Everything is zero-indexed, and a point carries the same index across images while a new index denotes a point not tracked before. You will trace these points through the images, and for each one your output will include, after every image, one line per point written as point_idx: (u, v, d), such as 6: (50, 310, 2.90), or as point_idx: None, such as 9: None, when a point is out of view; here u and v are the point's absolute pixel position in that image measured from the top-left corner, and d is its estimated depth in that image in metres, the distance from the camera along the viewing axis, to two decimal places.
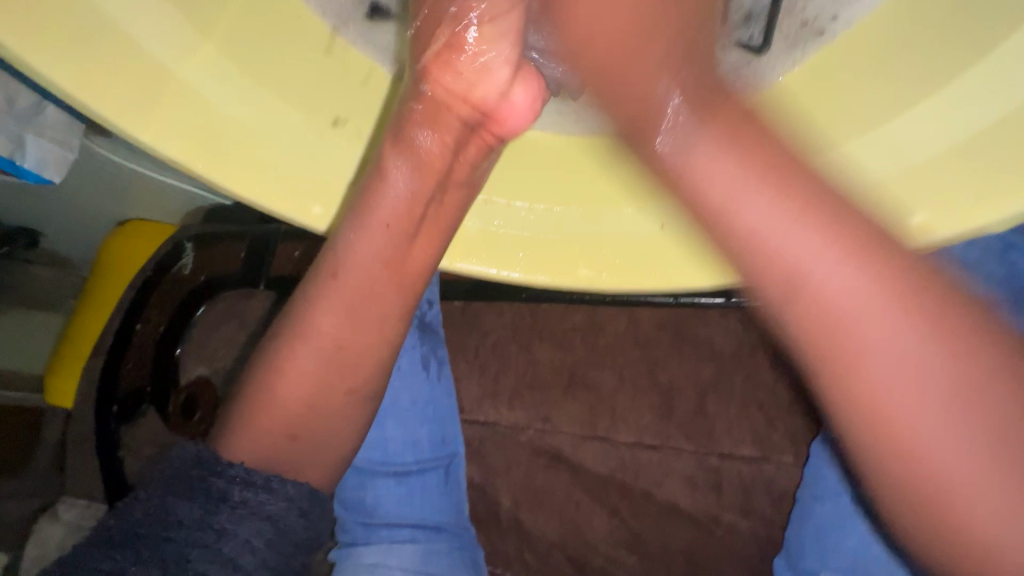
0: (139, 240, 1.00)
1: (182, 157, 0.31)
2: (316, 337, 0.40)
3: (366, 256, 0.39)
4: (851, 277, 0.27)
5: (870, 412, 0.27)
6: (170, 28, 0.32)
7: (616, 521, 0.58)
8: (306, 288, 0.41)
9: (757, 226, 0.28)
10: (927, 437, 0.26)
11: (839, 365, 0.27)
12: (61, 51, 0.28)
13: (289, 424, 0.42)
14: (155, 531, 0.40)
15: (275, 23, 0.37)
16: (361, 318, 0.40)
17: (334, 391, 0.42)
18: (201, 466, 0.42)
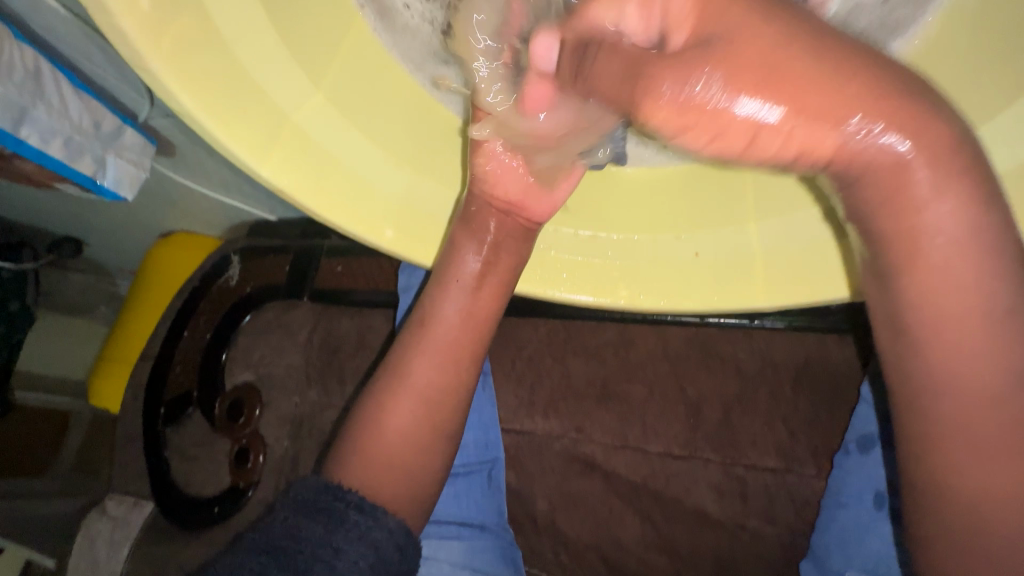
0: (185, 251, 1.05)
1: (297, 192, 0.37)
2: (415, 383, 0.50)
3: (450, 315, 0.51)
4: (959, 219, 0.29)
5: (936, 369, 0.32)
6: (291, 79, 0.36)
7: (647, 525, 0.62)
8: (402, 343, 0.52)
9: (928, 203, 0.29)
10: (965, 394, 0.32)
11: (922, 322, 0.31)
12: (216, 103, 0.32)
13: (393, 455, 0.50)
14: (290, 545, 0.45)
15: (366, 69, 0.41)
16: (448, 364, 0.51)
17: (423, 431, 0.50)
18: (329, 491, 0.48)
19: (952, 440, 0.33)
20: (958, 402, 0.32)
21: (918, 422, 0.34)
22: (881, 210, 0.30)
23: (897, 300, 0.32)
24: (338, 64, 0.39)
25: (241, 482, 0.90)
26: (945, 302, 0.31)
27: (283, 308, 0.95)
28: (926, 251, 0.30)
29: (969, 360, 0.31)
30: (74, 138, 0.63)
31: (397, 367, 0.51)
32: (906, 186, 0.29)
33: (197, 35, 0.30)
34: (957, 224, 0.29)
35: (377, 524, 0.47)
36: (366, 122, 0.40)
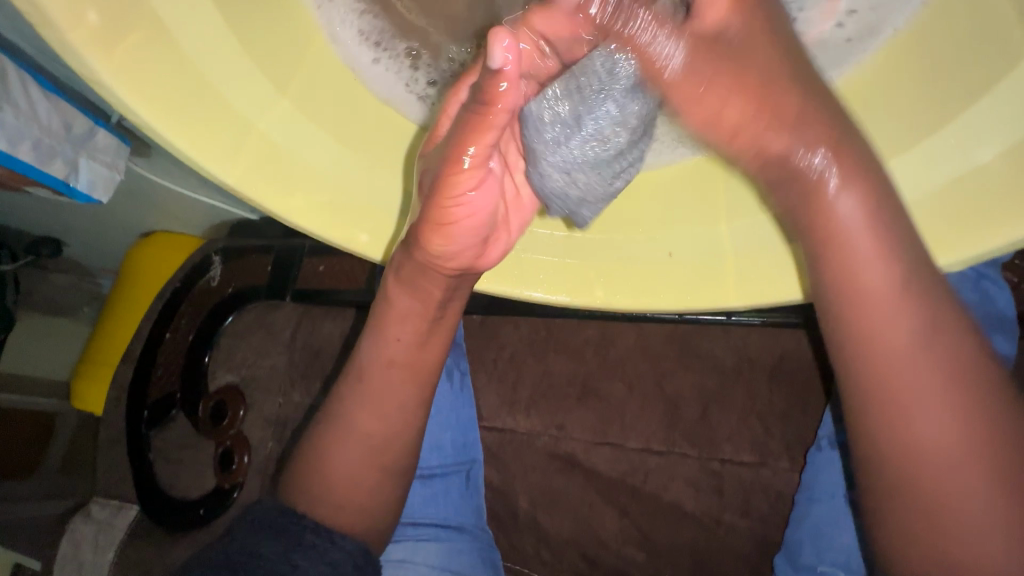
0: (166, 251, 1.04)
1: (266, 200, 0.37)
2: (354, 431, 0.51)
3: (389, 361, 0.50)
4: (917, 341, 0.41)
5: (908, 449, 0.41)
6: (255, 87, 0.35)
7: (626, 520, 0.63)
8: (343, 389, 0.52)
9: (900, 322, 0.41)
10: (940, 469, 0.40)
11: (884, 406, 0.41)
12: (175, 110, 0.31)
13: (341, 496, 0.50)
14: (248, 558, 0.47)
15: (336, 77, 0.41)
16: (386, 409, 0.51)
17: (370, 471, 0.51)
18: (286, 515, 0.49)
19: (918, 464, 0.41)
20: (915, 431, 0.41)
21: (880, 444, 0.42)
22: (860, 321, 0.42)
23: (853, 351, 0.42)
24: (304, 70, 0.39)
25: (227, 484, 0.90)
26: (887, 347, 0.41)
27: (265, 309, 0.95)
28: (862, 304, 0.41)
29: (910, 393, 0.41)
30: (44, 140, 0.61)
31: (340, 417, 0.51)
32: (863, 291, 0.41)
33: (152, 44, 0.30)
34: (889, 286, 0.41)
35: (333, 546, 0.49)
36: (334, 125, 0.40)
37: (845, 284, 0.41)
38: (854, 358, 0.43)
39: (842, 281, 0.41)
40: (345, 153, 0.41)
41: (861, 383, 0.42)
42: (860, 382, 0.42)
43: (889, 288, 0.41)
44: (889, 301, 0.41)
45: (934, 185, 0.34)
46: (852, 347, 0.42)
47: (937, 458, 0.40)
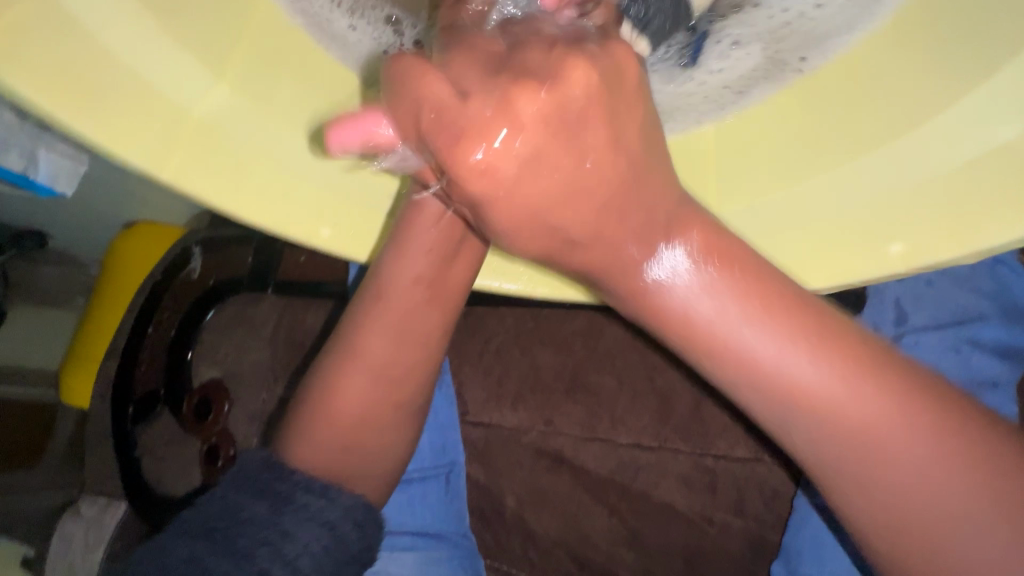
0: (147, 241, 1.00)
1: (207, 195, 0.33)
2: (369, 358, 0.42)
3: (404, 281, 0.40)
4: (817, 371, 0.30)
5: (889, 514, 0.30)
6: (185, 73, 0.32)
7: (615, 519, 0.61)
8: (354, 309, 0.43)
9: (813, 373, 0.30)
10: (961, 542, 0.28)
11: (862, 459, 0.30)
12: (81, 99, 0.28)
13: (344, 437, 0.44)
14: (228, 524, 0.42)
15: (284, 54, 0.37)
16: (411, 336, 0.42)
17: (383, 409, 0.44)
18: (272, 470, 0.44)
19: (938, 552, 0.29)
20: (908, 514, 0.29)
21: (880, 535, 0.30)
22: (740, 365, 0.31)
23: (802, 428, 0.31)
24: (245, 47, 0.35)
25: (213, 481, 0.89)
26: (858, 444, 0.30)
27: (250, 301, 0.94)
28: (769, 391, 0.31)
29: (907, 478, 0.29)
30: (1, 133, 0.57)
31: (351, 340, 0.43)
32: (720, 337, 0.31)
33: (48, 24, 0.27)
34: (778, 350, 0.31)
35: (331, 505, 0.43)
36: (284, 109, 0.36)
37: (764, 377, 0.31)
38: (745, 391, 0.32)
39: (768, 398, 0.31)
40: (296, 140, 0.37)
41: (822, 458, 0.31)
42: (818, 465, 0.31)
43: (830, 371, 0.30)
44: (823, 394, 0.30)
45: (896, 182, 0.32)
46: (788, 442, 0.32)
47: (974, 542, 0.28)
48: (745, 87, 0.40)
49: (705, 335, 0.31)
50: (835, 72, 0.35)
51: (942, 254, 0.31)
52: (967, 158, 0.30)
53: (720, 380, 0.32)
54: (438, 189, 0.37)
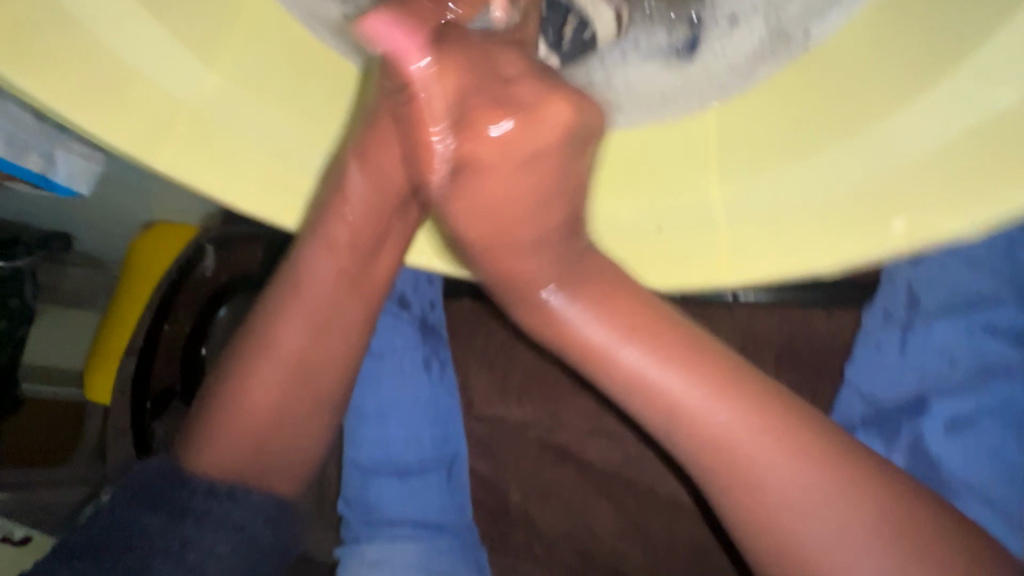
0: (163, 242, 1.01)
1: (200, 183, 0.34)
2: (280, 353, 0.42)
3: (324, 275, 0.41)
4: (638, 357, 0.37)
5: (755, 510, 0.35)
6: (178, 63, 0.32)
7: (622, 515, 0.60)
8: (270, 305, 0.43)
9: (635, 365, 0.37)
10: (802, 528, 0.34)
11: (703, 453, 0.36)
12: (78, 94, 0.30)
13: (255, 435, 0.44)
14: (117, 544, 0.42)
15: (280, 40, 0.36)
16: (326, 328, 0.42)
17: (299, 405, 0.44)
18: (169, 477, 0.44)
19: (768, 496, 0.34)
20: (744, 466, 0.35)
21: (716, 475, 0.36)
22: (566, 335, 0.38)
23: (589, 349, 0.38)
24: (237, 34, 0.34)
25: None
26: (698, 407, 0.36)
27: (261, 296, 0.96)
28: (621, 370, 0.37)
29: (722, 428, 0.35)
30: (17, 132, 0.59)
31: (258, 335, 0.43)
32: (535, 300, 0.39)
33: (44, 20, 0.29)
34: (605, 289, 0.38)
35: (239, 506, 0.44)
36: (275, 95, 0.36)
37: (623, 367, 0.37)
38: (606, 376, 0.38)
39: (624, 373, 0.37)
40: (287, 128, 0.37)
41: (690, 459, 0.37)
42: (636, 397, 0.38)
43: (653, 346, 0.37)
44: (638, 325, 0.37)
45: (884, 161, 0.31)
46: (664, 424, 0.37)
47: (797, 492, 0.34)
48: (754, 67, 0.37)
49: (581, 347, 0.38)
50: (822, 57, 0.34)
51: (948, 226, 0.29)
52: (971, 123, 0.28)
53: (575, 355, 0.39)
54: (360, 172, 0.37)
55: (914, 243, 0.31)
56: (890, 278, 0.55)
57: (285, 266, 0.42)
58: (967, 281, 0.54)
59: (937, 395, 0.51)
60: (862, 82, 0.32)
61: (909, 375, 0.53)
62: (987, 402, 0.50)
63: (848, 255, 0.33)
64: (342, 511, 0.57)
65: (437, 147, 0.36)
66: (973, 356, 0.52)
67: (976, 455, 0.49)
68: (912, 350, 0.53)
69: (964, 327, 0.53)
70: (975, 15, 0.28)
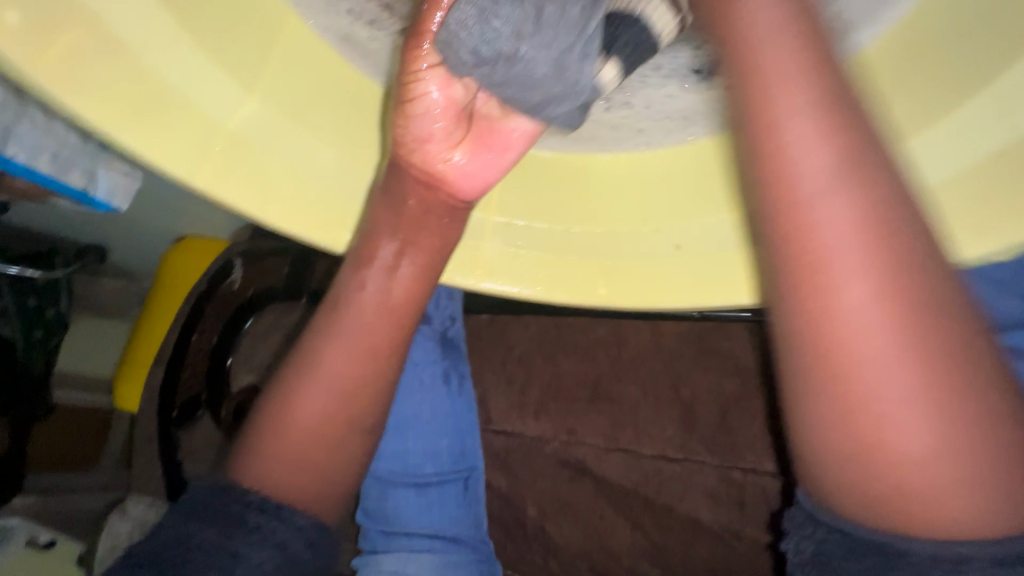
0: (193, 255, 1.05)
1: (240, 202, 0.35)
2: (326, 372, 0.46)
3: (368, 301, 0.46)
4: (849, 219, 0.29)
5: (847, 396, 0.29)
6: (219, 86, 0.34)
7: (638, 533, 0.59)
8: (317, 330, 0.47)
9: (830, 237, 0.29)
10: (892, 429, 0.28)
11: (807, 316, 0.29)
12: (128, 117, 0.30)
13: (302, 452, 0.47)
14: (175, 554, 0.43)
15: (306, 64, 0.38)
16: (370, 349, 0.46)
17: (345, 424, 0.47)
18: (222, 494, 0.46)
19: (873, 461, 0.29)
20: (888, 443, 0.28)
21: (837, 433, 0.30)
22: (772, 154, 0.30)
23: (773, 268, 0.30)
24: (273, 63, 0.36)
25: None
26: (863, 365, 0.28)
27: (285, 309, 0.98)
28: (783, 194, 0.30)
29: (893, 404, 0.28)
30: (62, 152, 0.62)
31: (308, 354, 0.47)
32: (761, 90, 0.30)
33: (95, 44, 0.28)
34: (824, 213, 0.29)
35: (287, 527, 0.45)
36: (306, 119, 0.38)
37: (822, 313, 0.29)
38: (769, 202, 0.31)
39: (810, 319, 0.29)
40: (316, 149, 0.38)
41: (789, 337, 0.30)
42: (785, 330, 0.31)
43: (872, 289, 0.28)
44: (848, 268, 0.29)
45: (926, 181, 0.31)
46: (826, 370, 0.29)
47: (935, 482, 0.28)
48: None
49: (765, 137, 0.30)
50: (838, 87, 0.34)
51: (1005, 241, 0.29)
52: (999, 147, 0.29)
53: (757, 167, 0.31)
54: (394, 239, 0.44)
55: (966, 260, 0.30)
56: None
57: (333, 293, 0.47)
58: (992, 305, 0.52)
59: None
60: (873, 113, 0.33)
61: None
62: None
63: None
64: (359, 520, 0.56)
65: (417, 176, 0.41)
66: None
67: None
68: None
69: None
70: (988, 49, 0.30)
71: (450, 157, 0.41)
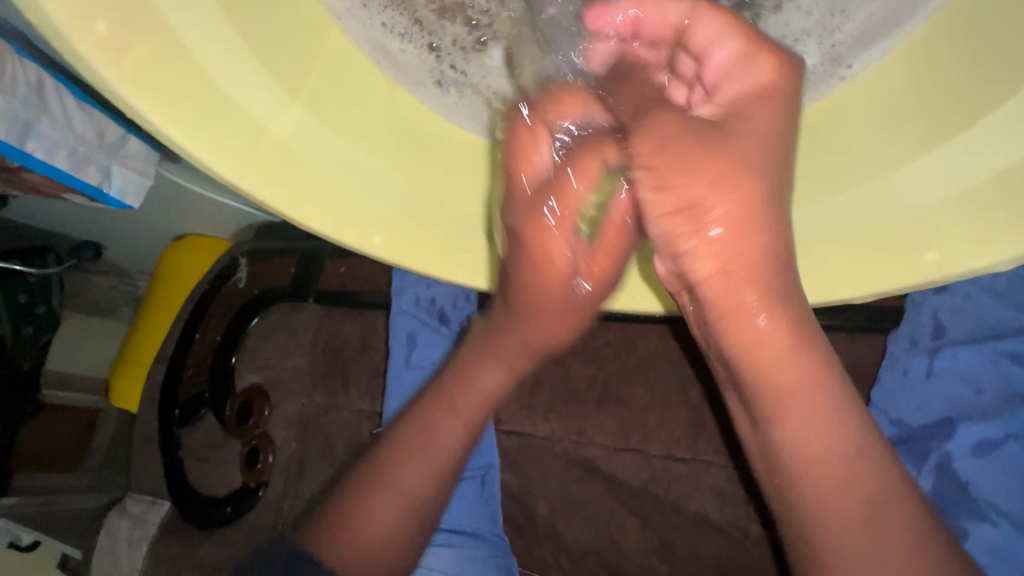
0: (194, 253, 1.03)
1: (278, 203, 0.37)
2: (399, 489, 0.52)
3: (440, 445, 0.52)
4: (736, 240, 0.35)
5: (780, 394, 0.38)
6: (269, 91, 0.35)
7: (648, 531, 0.61)
8: (386, 457, 0.53)
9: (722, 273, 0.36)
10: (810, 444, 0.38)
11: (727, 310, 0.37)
12: (186, 118, 0.31)
13: (373, 541, 0.50)
14: None
15: (344, 72, 0.40)
16: (433, 460, 0.52)
17: (408, 514, 0.52)
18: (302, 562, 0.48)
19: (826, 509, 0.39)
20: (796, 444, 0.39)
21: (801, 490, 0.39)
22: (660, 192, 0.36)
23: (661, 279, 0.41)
24: (315, 71, 0.38)
25: (252, 482, 0.90)
26: (819, 455, 0.38)
27: (290, 309, 0.95)
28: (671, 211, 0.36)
29: (836, 481, 0.38)
30: (79, 148, 0.62)
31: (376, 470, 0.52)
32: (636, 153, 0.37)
33: (166, 52, 0.30)
34: (756, 302, 0.36)
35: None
36: (344, 125, 0.40)
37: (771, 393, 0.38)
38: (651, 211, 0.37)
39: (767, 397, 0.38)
40: (351, 154, 0.40)
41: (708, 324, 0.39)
42: (763, 405, 0.39)
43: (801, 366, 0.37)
44: (780, 361, 0.37)
45: (906, 206, 0.34)
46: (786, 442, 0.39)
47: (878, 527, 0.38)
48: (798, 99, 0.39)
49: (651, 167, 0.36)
50: (849, 100, 0.37)
51: (976, 263, 0.32)
52: (1001, 164, 0.31)
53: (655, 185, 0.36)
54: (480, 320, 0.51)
55: (948, 276, 0.33)
56: (916, 309, 0.57)
57: (398, 442, 0.53)
58: (990, 315, 0.54)
59: (964, 420, 0.51)
60: (877, 128, 0.36)
61: (935, 400, 0.53)
62: (1011, 427, 0.50)
63: (883, 285, 0.35)
64: None
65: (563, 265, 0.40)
66: (999, 382, 0.52)
67: (998, 480, 0.49)
68: (934, 378, 0.53)
69: (987, 356, 0.52)
70: (996, 72, 0.31)
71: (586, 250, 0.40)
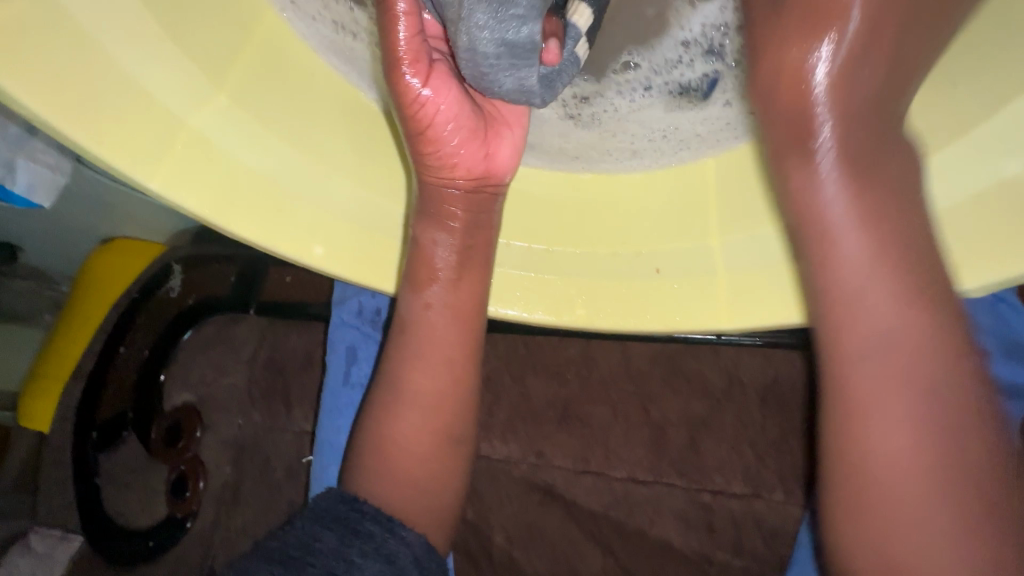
0: (126, 257, 0.92)
1: (194, 206, 0.32)
2: (415, 396, 0.46)
3: (436, 313, 0.44)
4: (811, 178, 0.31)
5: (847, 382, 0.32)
6: (183, 80, 0.31)
7: (610, 558, 0.58)
8: (394, 356, 0.47)
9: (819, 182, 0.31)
10: (893, 444, 0.30)
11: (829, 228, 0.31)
12: (74, 103, 0.27)
13: (410, 463, 0.46)
14: (302, 554, 0.41)
15: (281, 67, 0.36)
16: (439, 361, 0.46)
17: (437, 435, 0.47)
18: (348, 501, 0.45)
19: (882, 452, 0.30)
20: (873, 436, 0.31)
21: (853, 459, 0.31)
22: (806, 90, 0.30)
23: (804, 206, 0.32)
24: (246, 59, 0.34)
25: (179, 512, 0.82)
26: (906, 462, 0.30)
27: (226, 322, 0.89)
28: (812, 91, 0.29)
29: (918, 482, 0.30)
30: None
31: (396, 377, 0.47)
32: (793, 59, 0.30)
33: (46, 29, 0.26)
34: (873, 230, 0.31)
35: (395, 538, 0.44)
36: (278, 122, 0.35)
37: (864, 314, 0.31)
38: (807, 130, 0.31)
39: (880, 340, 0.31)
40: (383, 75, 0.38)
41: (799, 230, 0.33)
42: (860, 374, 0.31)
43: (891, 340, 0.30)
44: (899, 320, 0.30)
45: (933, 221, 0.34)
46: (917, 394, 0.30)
47: (901, 488, 0.30)
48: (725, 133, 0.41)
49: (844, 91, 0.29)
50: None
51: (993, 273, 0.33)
52: (976, 187, 0.33)
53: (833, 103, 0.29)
54: (442, 228, 0.42)
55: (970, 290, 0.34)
56: None
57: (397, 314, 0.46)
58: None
59: None
60: None
61: None
62: None
63: None
64: None
65: (461, 188, 0.41)
66: None
67: None
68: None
69: None
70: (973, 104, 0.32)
71: (491, 153, 0.41)
